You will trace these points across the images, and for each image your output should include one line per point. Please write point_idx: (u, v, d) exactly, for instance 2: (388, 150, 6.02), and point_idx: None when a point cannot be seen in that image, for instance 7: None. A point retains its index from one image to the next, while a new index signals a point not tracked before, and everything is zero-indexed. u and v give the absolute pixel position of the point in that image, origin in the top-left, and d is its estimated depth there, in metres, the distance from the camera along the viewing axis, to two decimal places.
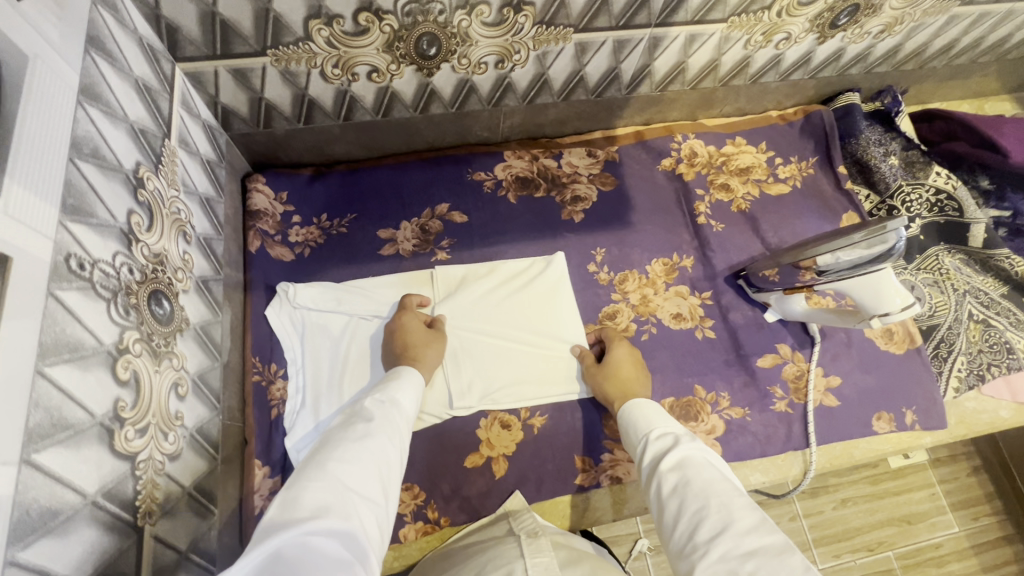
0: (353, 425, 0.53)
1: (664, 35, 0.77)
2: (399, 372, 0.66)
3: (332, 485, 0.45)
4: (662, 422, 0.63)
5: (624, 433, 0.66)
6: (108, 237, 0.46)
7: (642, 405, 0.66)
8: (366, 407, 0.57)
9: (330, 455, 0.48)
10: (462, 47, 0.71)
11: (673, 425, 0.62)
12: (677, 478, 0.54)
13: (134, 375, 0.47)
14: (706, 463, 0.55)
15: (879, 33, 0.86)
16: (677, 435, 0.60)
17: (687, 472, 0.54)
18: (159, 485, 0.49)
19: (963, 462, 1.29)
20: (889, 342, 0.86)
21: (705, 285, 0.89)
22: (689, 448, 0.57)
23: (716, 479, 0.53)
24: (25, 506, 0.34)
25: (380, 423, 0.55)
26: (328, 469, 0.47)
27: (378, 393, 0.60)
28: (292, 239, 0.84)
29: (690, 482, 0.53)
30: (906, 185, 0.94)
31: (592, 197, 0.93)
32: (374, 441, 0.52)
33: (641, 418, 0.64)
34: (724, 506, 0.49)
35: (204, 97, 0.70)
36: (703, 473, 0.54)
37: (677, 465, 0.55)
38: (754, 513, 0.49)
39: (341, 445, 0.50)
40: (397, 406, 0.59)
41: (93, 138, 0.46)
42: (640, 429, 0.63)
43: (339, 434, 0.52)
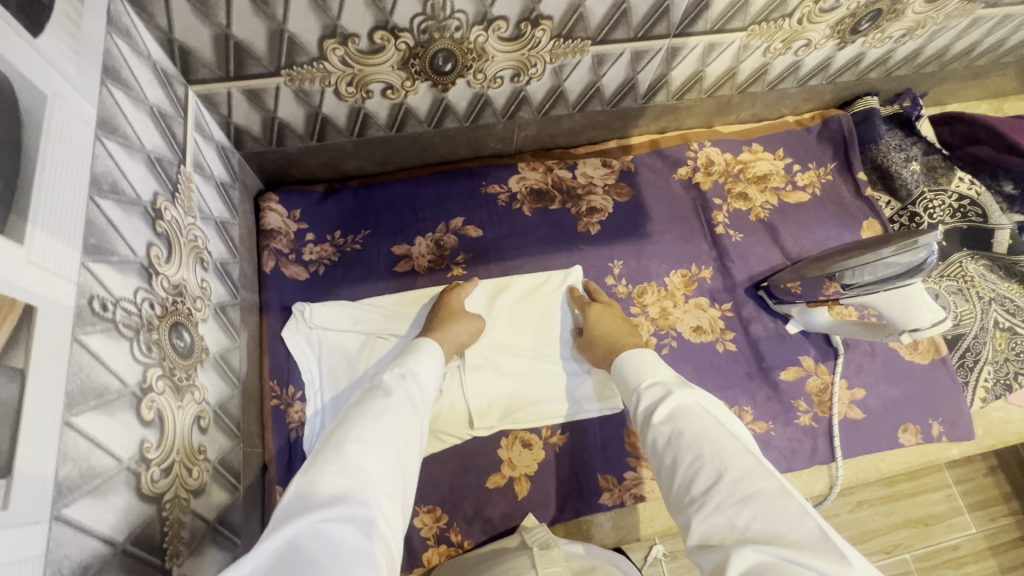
0: (372, 403, 0.51)
1: (682, 45, 0.75)
2: (421, 343, 0.65)
3: (349, 466, 0.43)
4: (653, 370, 0.60)
5: (618, 383, 0.64)
6: (129, 273, 0.45)
7: (638, 355, 0.63)
8: (382, 384, 0.55)
9: (347, 434, 0.46)
10: (478, 62, 0.70)
11: (664, 373, 0.59)
12: (670, 429, 0.52)
13: (158, 414, 0.46)
14: (700, 409, 0.53)
15: (901, 37, 0.85)
16: (667, 383, 0.57)
17: (679, 423, 0.52)
18: (185, 523, 0.48)
19: (980, 462, 1.27)
20: (914, 352, 0.85)
21: (725, 296, 0.88)
22: (681, 396, 0.55)
23: (709, 425, 0.51)
24: (56, 563, 0.33)
25: (395, 400, 0.53)
26: (345, 448, 0.45)
27: (397, 370, 0.58)
28: (306, 258, 0.83)
29: (684, 433, 0.51)
30: (928, 191, 0.93)
31: (608, 209, 0.91)
32: (390, 419, 0.50)
33: (630, 368, 0.62)
34: (717, 452, 0.48)
35: (216, 118, 0.69)
36: (695, 420, 0.52)
37: (669, 417, 0.53)
38: (750, 458, 0.47)
39: (359, 423, 0.48)
40: (414, 384, 0.57)
41: (112, 172, 0.45)
42: (631, 381, 0.61)
43: (356, 411, 0.50)
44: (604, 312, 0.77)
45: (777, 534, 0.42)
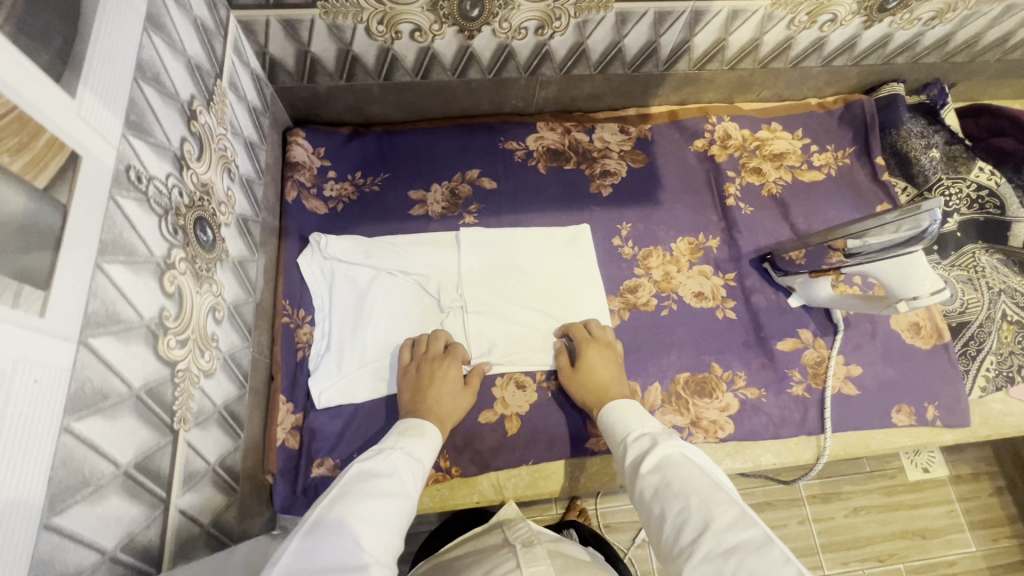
0: (375, 478, 0.52)
1: (706, 9, 0.77)
2: (426, 426, 0.65)
3: (347, 540, 0.45)
4: (642, 423, 0.62)
5: (605, 434, 0.66)
6: (163, 157, 0.49)
7: (624, 408, 0.66)
8: (383, 457, 0.56)
9: (350, 507, 0.48)
10: (504, 10, 0.73)
11: (650, 425, 0.61)
12: (657, 480, 0.54)
13: (178, 290, 0.50)
14: (684, 460, 0.55)
15: (930, 20, 0.84)
16: (654, 434, 0.59)
17: (667, 474, 0.53)
18: (195, 396, 0.52)
19: (986, 482, 1.25)
20: (917, 336, 0.85)
21: (729, 266, 0.89)
22: (664, 448, 0.56)
23: (695, 476, 0.52)
24: (80, 382, 0.37)
25: (393, 479, 0.54)
26: (344, 520, 0.46)
27: (402, 448, 0.59)
28: (326, 193, 0.87)
29: (672, 483, 0.52)
30: (946, 179, 0.92)
31: (622, 173, 0.93)
32: (390, 498, 0.51)
33: (620, 421, 0.64)
34: (704, 502, 0.49)
35: (254, 46, 0.73)
36: (682, 470, 0.53)
37: (656, 467, 0.55)
38: (732, 507, 0.49)
39: (363, 498, 0.49)
40: (413, 463, 0.58)
41: (155, 65, 0.49)
42: (620, 432, 0.63)
43: (359, 484, 0.51)
44: (597, 356, 0.75)
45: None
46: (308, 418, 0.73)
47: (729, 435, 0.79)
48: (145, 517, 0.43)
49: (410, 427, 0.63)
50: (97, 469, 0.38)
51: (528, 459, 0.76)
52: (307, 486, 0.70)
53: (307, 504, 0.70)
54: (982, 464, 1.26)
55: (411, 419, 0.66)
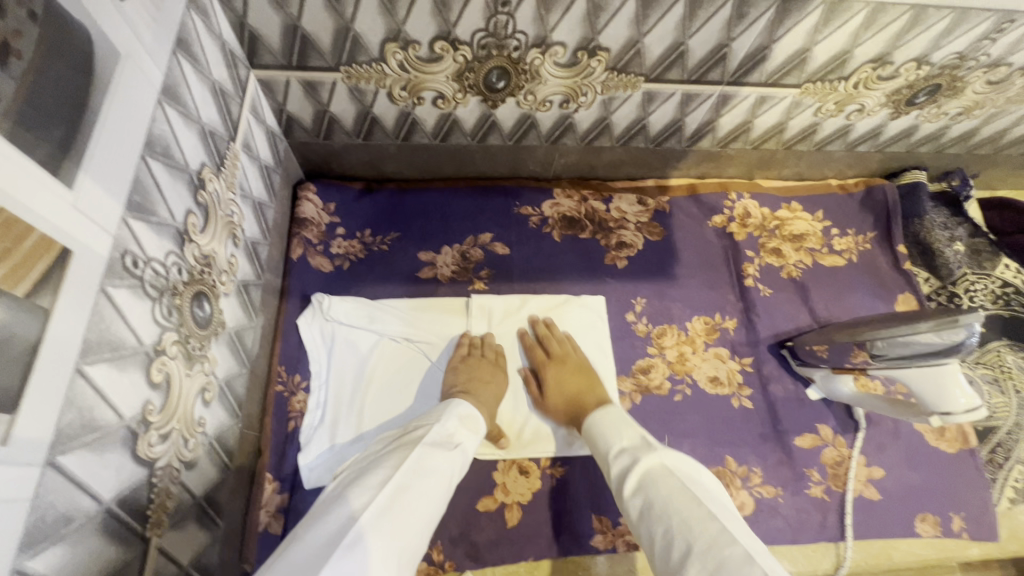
0: (430, 478, 0.53)
1: (734, 94, 0.75)
2: (480, 419, 0.65)
3: (392, 551, 0.46)
4: (618, 436, 0.63)
5: (589, 443, 0.66)
6: (164, 236, 0.46)
7: (604, 416, 0.66)
8: (444, 453, 0.57)
9: (406, 514, 0.49)
10: (530, 84, 0.71)
11: (624, 437, 0.62)
12: (641, 502, 0.55)
13: (166, 377, 0.46)
14: (665, 472, 0.56)
15: (957, 115, 0.83)
16: (633, 448, 0.60)
17: (648, 494, 0.55)
18: (172, 493, 0.47)
19: None
20: (940, 439, 0.80)
21: (747, 350, 0.85)
22: (642, 465, 0.58)
23: (677, 490, 0.54)
24: (42, 510, 0.32)
25: (445, 478, 0.55)
26: (396, 529, 0.48)
27: (461, 444, 0.60)
28: (333, 251, 0.84)
29: (653, 504, 0.54)
30: (971, 274, 0.90)
31: (638, 245, 0.91)
32: (436, 502, 0.53)
33: (601, 433, 0.64)
34: (685, 522, 0.51)
35: (272, 104, 0.71)
36: (661, 489, 0.55)
37: (638, 487, 0.56)
38: (716, 525, 0.50)
39: (416, 502, 0.50)
40: (463, 459, 0.59)
41: (167, 137, 0.46)
42: (602, 447, 0.63)
43: (418, 485, 0.52)
44: (557, 375, 0.74)
45: None
46: (295, 499, 0.68)
47: None
48: None
49: (465, 415, 0.63)
50: None
51: (528, 556, 0.70)
52: None
53: None
54: None
55: (466, 403, 0.65)
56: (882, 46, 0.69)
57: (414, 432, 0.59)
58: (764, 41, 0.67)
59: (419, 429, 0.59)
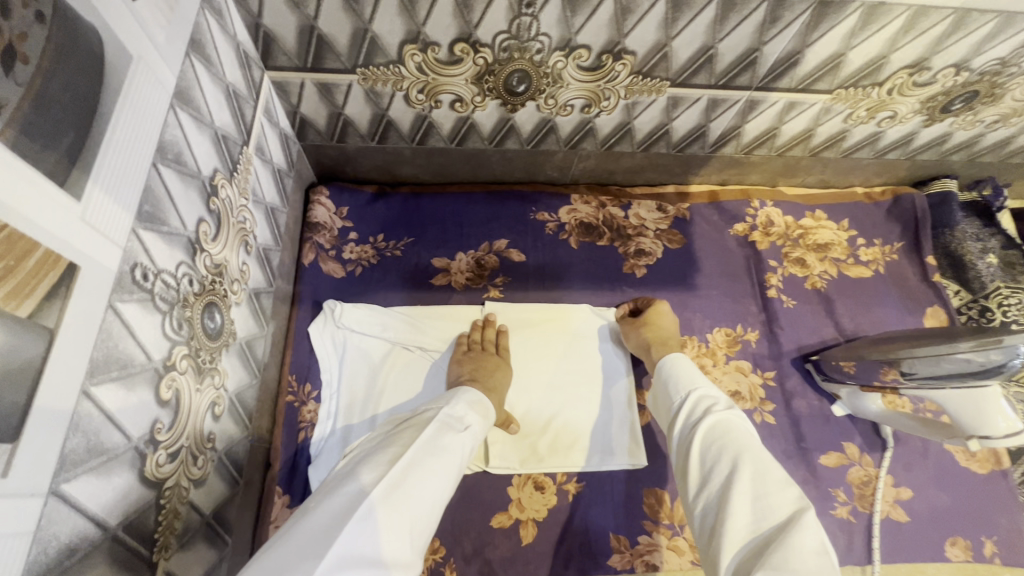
0: (440, 458, 0.51)
1: (762, 99, 0.73)
2: (488, 407, 0.62)
3: (404, 525, 0.44)
4: (699, 385, 0.61)
5: (658, 386, 0.65)
6: (175, 246, 0.44)
7: (681, 364, 0.64)
8: (454, 434, 0.54)
9: (416, 489, 0.47)
10: (552, 87, 0.69)
11: (715, 390, 0.60)
12: (710, 441, 0.53)
13: (176, 394, 0.44)
14: (745, 429, 0.54)
15: (993, 123, 0.80)
16: (718, 399, 0.58)
17: (723, 434, 0.53)
18: (181, 513, 0.45)
19: None
20: (971, 459, 0.78)
21: (769, 363, 0.83)
22: (713, 416, 0.56)
23: (753, 445, 0.52)
24: (44, 543, 0.31)
25: (455, 461, 0.53)
26: (406, 504, 0.45)
27: (471, 428, 0.57)
28: (345, 256, 0.82)
29: (724, 443, 0.52)
30: (1005, 287, 0.86)
31: (657, 254, 0.88)
32: (447, 482, 0.50)
33: (679, 378, 0.63)
34: (758, 477, 0.49)
35: (285, 106, 0.69)
36: (735, 438, 0.52)
37: (712, 427, 0.55)
38: (790, 491, 0.47)
39: (425, 480, 0.48)
40: (472, 442, 0.57)
41: (179, 143, 0.44)
42: (676, 389, 0.62)
43: (429, 460, 0.50)
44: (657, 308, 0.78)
45: (788, 558, 0.41)
46: None
47: None
48: None
49: (474, 401, 0.61)
50: None
51: None
52: None
53: None
54: None
55: (473, 390, 0.62)
56: (920, 52, 0.66)
57: (422, 414, 0.56)
58: (797, 46, 0.64)
59: (427, 412, 0.57)
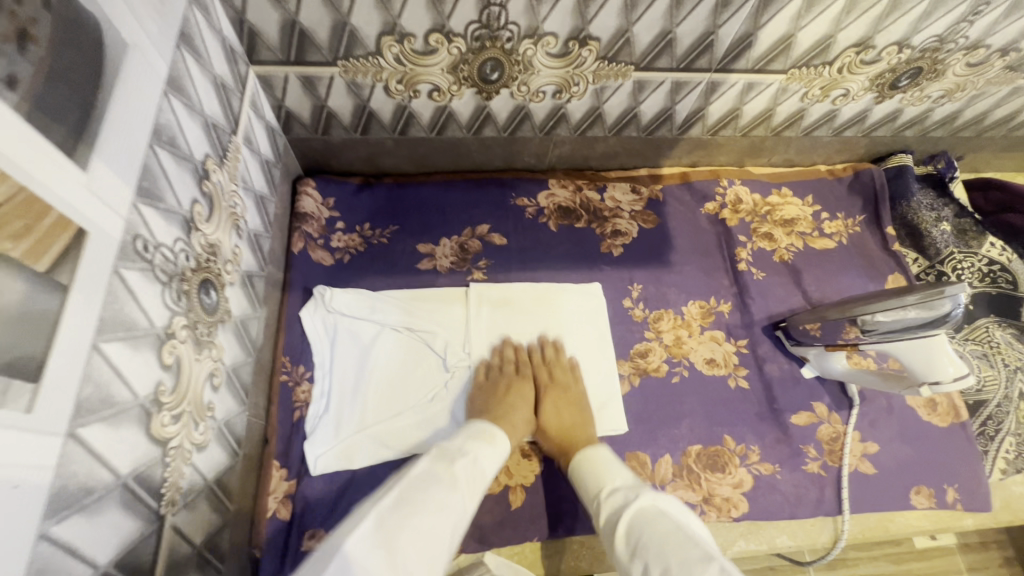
0: (441, 482, 0.55)
1: (722, 81, 0.77)
2: (497, 434, 0.67)
3: (406, 545, 0.47)
4: (614, 478, 0.63)
5: (576, 486, 0.67)
6: (172, 222, 0.47)
7: (592, 459, 0.66)
8: (453, 464, 0.58)
9: (420, 508, 0.51)
10: (524, 75, 0.73)
11: (623, 480, 0.63)
12: (632, 550, 0.54)
13: (177, 360, 0.47)
14: (659, 514, 0.55)
15: (939, 98, 0.86)
16: (626, 490, 0.60)
17: (641, 535, 0.54)
18: (184, 474, 0.48)
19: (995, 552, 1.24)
20: (933, 413, 0.82)
21: (742, 332, 0.87)
22: (633, 510, 0.57)
23: (672, 531, 0.53)
24: (64, 479, 0.34)
25: (460, 484, 0.57)
26: (414, 521, 0.49)
27: (472, 453, 0.62)
28: (333, 244, 0.85)
29: (645, 545, 0.53)
30: (958, 253, 0.92)
31: (633, 233, 0.93)
32: (451, 504, 0.54)
33: (591, 477, 0.64)
34: (686, 560, 0.49)
35: (271, 100, 0.73)
36: (654, 531, 0.54)
37: (628, 532, 0.56)
38: (709, 565, 0.48)
39: (428, 501, 0.52)
40: (476, 471, 0.60)
41: (172, 127, 0.48)
42: (592, 486, 0.64)
43: (427, 488, 0.53)
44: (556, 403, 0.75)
45: None
46: (302, 486, 0.69)
47: (744, 514, 0.75)
48: None
49: (479, 431, 0.66)
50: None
51: (532, 536, 0.71)
52: (296, 563, 0.65)
53: None
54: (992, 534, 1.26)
55: (482, 423, 0.68)
56: (864, 31, 0.71)
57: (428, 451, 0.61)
58: (749, 28, 0.69)
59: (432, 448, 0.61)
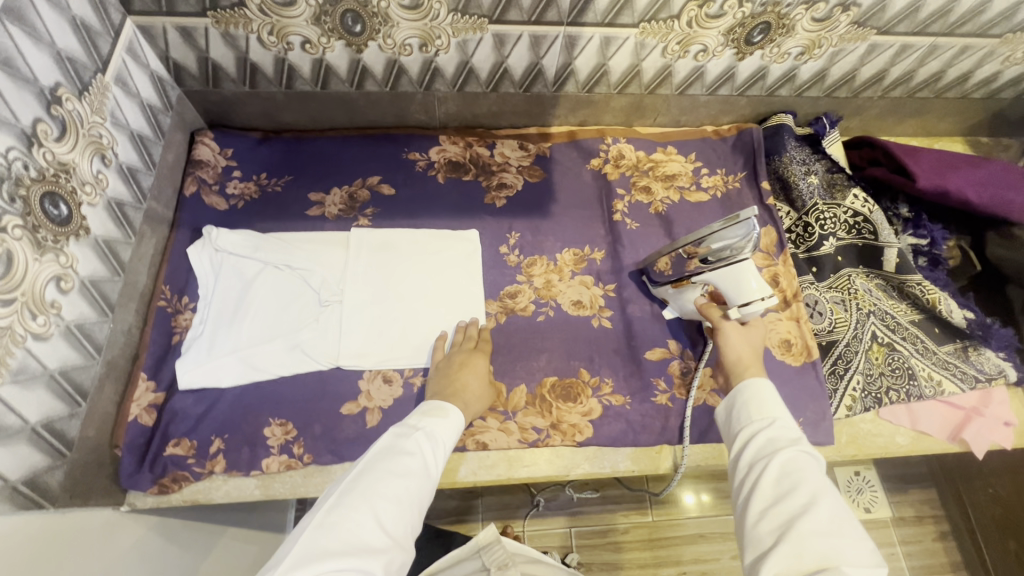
0: (395, 459, 0.58)
1: (578, 35, 0.83)
2: (450, 407, 0.68)
3: (370, 527, 0.52)
4: (779, 412, 0.63)
5: (730, 405, 0.67)
6: (5, 132, 0.54)
7: (760, 390, 0.65)
8: (408, 439, 0.61)
9: (367, 490, 0.55)
10: (385, 27, 0.79)
11: (787, 418, 0.62)
12: (787, 483, 0.54)
13: (6, 252, 0.54)
14: (819, 470, 0.56)
15: (800, 55, 0.90)
16: (795, 432, 0.60)
17: (802, 473, 0.55)
18: (15, 354, 0.55)
19: (930, 526, 1.29)
20: (786, 353, 0.86)
21: (610, 277, 0.92)
22: (798, 451, 0.57)
23: (826, 490, 0.53)
24: None
25: (417, 461, 0.60)
26: (365, 505, 0.54)
27: (425, 426, 0.64)
28: (228, 191, 0.91)
29: (799, 486, 0.53)
30: (822, 204, 0.95)
31: (517, 186, 0.98)
32: (410, 479, 0.58)
33: (756, 401, 0.65)
34: (833, 520, 0.50)
35: (155, 50, 0.80)
36: (811, 477, 0.54)
37: (785, 463, 0.56)
38: (864, 543, 0.50)
39: (380, 480, 0.56)
40: (434, 444, 0.63)
41: (9, 51, 0.55)
42: (750, 411, 0.64)
43: (381, 463, 0.58)
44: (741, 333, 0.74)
45: None
46: (168, 398, 0.75)
47: (588, 439, 0.80)
48: None
49: (432, 408, 0.68)
50: None
51: None
52: (154, 462, 0.72)
53: (152, 480, 0.72)
54: (926, 508, 1.31)
55: (433, 400, 0.69)
56: None
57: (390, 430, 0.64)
58: None
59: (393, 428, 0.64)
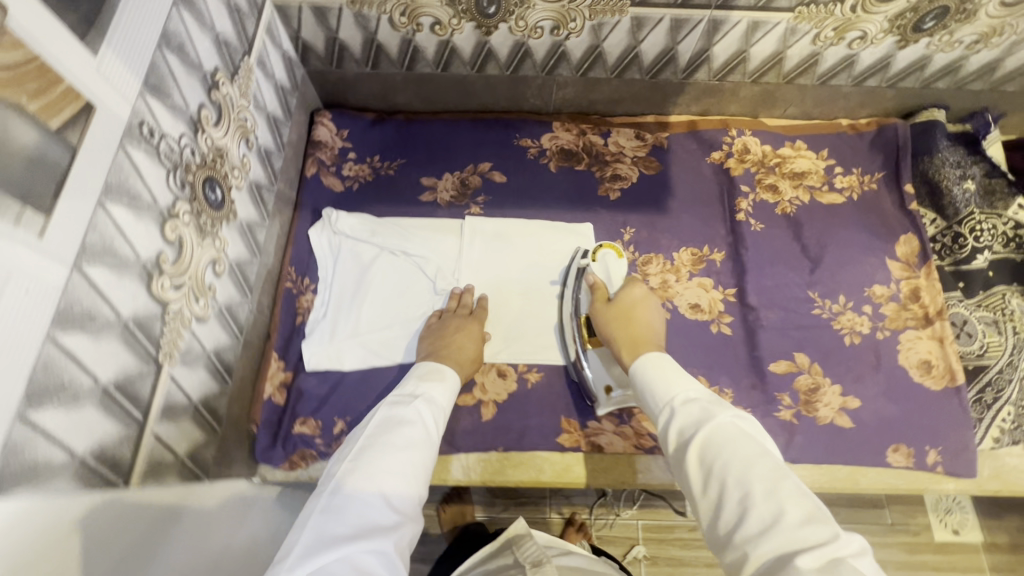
0: (396, 430, 0.53)
1: (725, 19, 0.76)
2: (447, 369, 0.65)
3: (373, 502, 0.46)
4: (684, 384, 0.55)
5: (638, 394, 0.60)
6: (178, 119, 0.55)
7: (659, 363, 0.59)
8: (407, 407, 0.56)
9: (371, 464, 0.49)
10: (520, 8, 0.75)
11: (696, 388, 0.55)
12: (715, 474, 0.46)
13: (179, 238, 0.55)
14: (744, 436, 0.48)
15: (972, 44, 0.80)
16: (702, 400, 0.53)
17: (722, 453, 0.47)
18: (183, 337, 0.57)
19: None
20: (926, 375, 0.80)
21: (731, 280, 0.87)
22: (714, 426, 0.49)
23: (752, 458, 0.45)
24: (70, 301, 0.42)
25: (419, 429, 0.54)
26: (370, 478, 0.48)
27: (423, 394, 0.59)
28: (344, 173, 0.92)
29: (726, 469, 0.46)
30: (979, 212, 0.86)
31: (633, 178, 0.93)
32: (416, 449, 0.52)
33: (658, 381, 0.57)
34: (769, 496, 0.43)
35: (288, 30, 0.80)
36: (737, 451, 0.46)
37: (705, 444, 0.48)
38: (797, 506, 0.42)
39: (385, 452, 0.50)
40: (435, 410, 0.58)
41: (181, 36, 0.55)
42: (661, 393, 0.56)
43: (382, 437, 0.51)
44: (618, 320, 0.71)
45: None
46: (297, 377, 0.78)
47: None
48: (117, 432, 0.48)
49: (427, 372, 0.63)
50: (76, 380, 0.43)
51: (497, 445, 0.77)
52: (285, 440, 0.75)
53: (285, 456, 0.74)
54: None
55: (428, 363, 0.66)
56: None
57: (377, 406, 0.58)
58: None
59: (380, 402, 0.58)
